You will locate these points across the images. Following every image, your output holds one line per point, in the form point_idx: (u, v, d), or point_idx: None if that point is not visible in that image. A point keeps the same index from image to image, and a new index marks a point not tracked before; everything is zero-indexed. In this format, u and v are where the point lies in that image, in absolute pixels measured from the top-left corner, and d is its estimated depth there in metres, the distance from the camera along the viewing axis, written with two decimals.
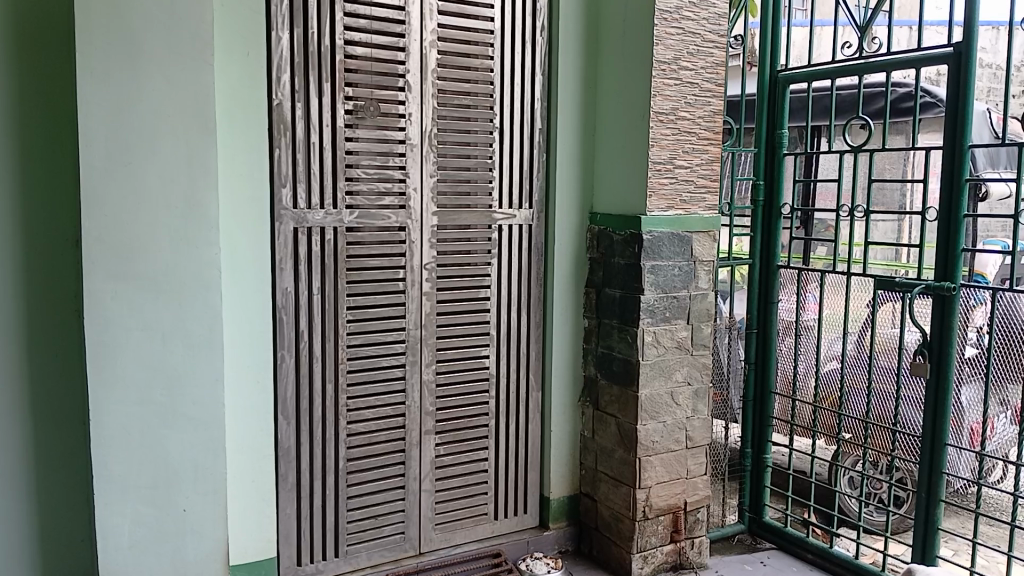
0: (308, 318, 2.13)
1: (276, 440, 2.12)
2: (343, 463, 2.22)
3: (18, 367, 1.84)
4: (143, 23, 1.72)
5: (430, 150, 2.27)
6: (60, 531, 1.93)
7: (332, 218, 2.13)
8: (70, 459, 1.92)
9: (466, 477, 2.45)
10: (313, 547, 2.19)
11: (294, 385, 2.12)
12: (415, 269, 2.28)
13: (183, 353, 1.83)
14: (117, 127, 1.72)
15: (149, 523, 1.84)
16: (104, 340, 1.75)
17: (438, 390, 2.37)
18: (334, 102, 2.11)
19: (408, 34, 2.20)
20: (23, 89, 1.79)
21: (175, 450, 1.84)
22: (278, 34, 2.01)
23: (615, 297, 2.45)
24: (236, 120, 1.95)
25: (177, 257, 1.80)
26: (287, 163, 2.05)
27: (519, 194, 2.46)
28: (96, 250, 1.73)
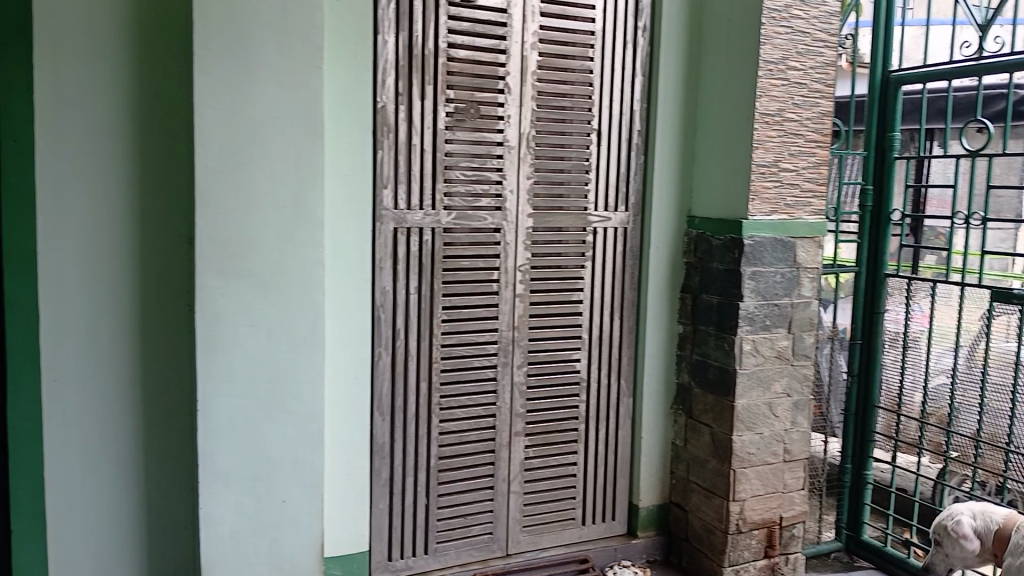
0: (404, 317, 2.17)
1: (371, 436, 2.15)
2: (433, 461, 2.24)
3: (131, 360, 1.92)
4: (257, 30, 1.78)
5: (527, 152, 2.28)
6: (168, 521, 1.99)
7: (430, 219, 2.16)
8: (176, 449, 1.98)
9: (555, 481, 2.44)
10: (404, 542, 2.23)
11: (389, 383, 2.16)
12: (509, 271, 2.29)
13: (288, 349, 1.89)
14: (231, 130, 1.79)
15: (251, 514, 1.90)
16: (214, 336, 1.82)
17: (529, 392, 2.37)
18: (435, 104, 2.13)
19: (510, 36, 2.21)
20: (141, 92, 1.86)
21: (277, 442, 1.91)
22: (384, 38, 2.05)
23: (713, 303, 2.39)
24: (342, 123, 2.00)
25: (285, 257, 1.86)
26: (388, 164, 2.09)
27: (616, 197, 2.43)
28: (210, 248, 1.80)
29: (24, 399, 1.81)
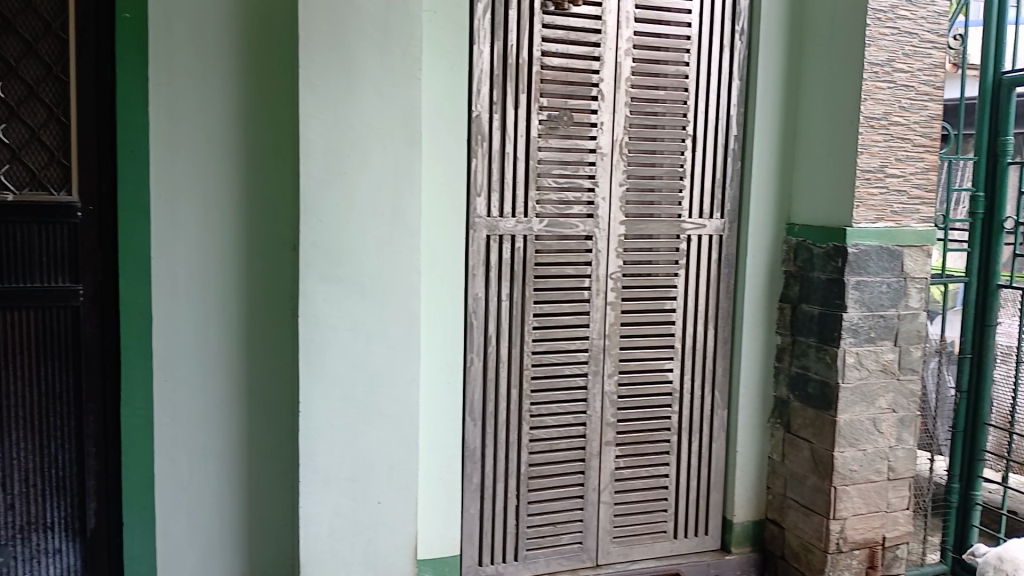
0: (496, 323, 2.17)
1: (463, 441, 2.17)
2: (524, 468, 2.24)
3: (237, 364, 1.98)
4: (360, 45, 1.83)
5: (620, 158, 2.25)
6: (268, 523, 2.03)
7: (522, 227, 2.17)
8: (279, 450, 2.02)
9: (646, 493, 2.40)
10: (494, 548, 2.23)
11: (481, 389, 2.17)
12: (601, 278, 2.27)
13: (384, 354, 1.92)
14: (334, 141, 1.84)
15: (348, 514, 1.94)
16: (316, 340, 1.87)
17: (621, 401, 2.34)
18: (529, 112, 2.14)
19: (603, 43, 2.19)
20: (250, 106, 1.92)
21: (374, 445, 1.94)
22: (480, 47, 2.07)
23: (814, 314, 2.31)
24: (438, 133, 2.04)
25: (382, 263, 1.90)
26: (482, 172, 2.11)
27: (711, 203, 2.38)
28: (313, 255, 1.85)
29: (137, 396, 1.91)
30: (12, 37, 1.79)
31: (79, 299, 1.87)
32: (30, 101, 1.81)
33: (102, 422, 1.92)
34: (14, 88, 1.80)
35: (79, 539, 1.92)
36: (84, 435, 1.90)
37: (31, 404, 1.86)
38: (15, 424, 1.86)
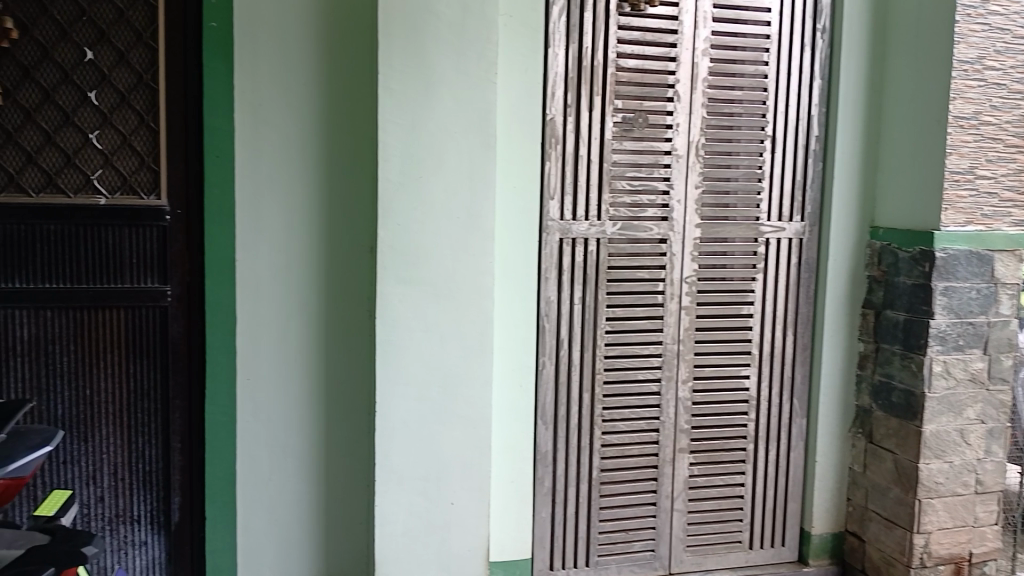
0: (568, 327, 2.16)
1: (535, 444, 2.16)
2: (595, 473, 2.22)
3: (316, 366, 2.02)
4: (437, 50, 1.85)
5: (696, 160, 2.22)
6: (343, 522, 2.06)
7: (595, 230, 2.15)
8: (354, 448, 2.05)
9: (721, 501, 2.35)
10: (565, 552, 2.22)
11: (552, 393, 2.16)
12: (675, 282, 2.24)
13: (459, 356, 1.94)
14: (411, 145, 1.86)
15: (423, 514, 1.96)
16: (392, 342, 1.90)
17: (695, 407, 2.30)
18: (603, 114, 2.12)
19: (680, 44, 2.16)
20: (330, 112, 1.96)
21: (447, 445, 1.95)
22: (554, 51, 2.06)
23: (899, 320, 2.23)
24: (513, 136, 2.05)
25: (457, 265, 1.91)
26: (556, 175, 2.10)
27: (791, 206, 2.32)
28: (390, 258, 1.87)
29: (220, 394, 1.96)
30: (106, 47, 1.85)
31: (167, 299, 1.93)
32: (122, 108, 1.87)
33: (187, 418, 1.98)
34: (107, 96, 1.86)
35: (164, 531, 1.98)
36: (170, 431, 1.96)
37: (121, 401, 1.93)
38: (106, 419, 1.93)
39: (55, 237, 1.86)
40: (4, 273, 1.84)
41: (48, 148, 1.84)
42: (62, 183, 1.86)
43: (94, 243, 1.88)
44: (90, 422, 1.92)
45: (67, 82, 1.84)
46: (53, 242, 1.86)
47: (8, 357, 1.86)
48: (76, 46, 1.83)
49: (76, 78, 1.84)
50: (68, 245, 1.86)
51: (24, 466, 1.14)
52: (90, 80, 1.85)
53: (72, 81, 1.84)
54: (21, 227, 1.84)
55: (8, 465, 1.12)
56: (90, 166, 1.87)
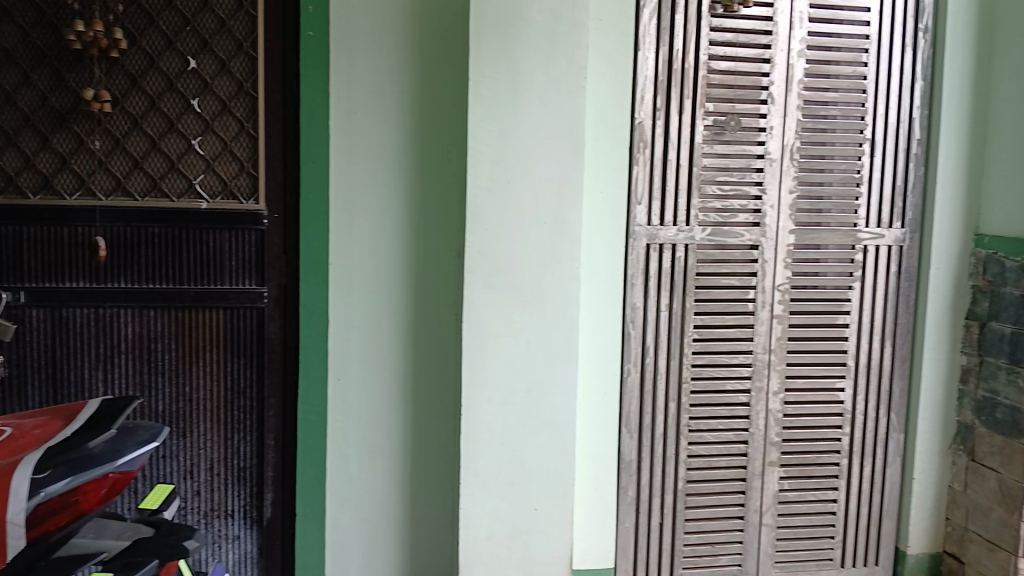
0: (655, 334, 2.12)
1: (619, 452, 2.14)
2: (681, 484, 2.18)
3: (404, 368, 2.04)
4: (527, 54, 1.85)
5: (790, 164, 2.15)
6: (429, 523, 2.08)
7: (684, 235, 2.11)
8: (441, 449, 2.07)
9: (811, 518, 2.27)
10: (649, 563, 2.18)
11: (637, 402, 2.13)
12: (767, 290, 2.17)
13: (544, 361, 1.93)
14: (500, 150, 1.86)
15: (507, 519, 1.95)
16: (478, 346, 1.90)
17: (786, 420, 2.23)
18: (694, 118, 2.08)
19: (774, 45, 2.11)
20: (421, 118, 1.98)
21: (532, 450, 1.94)
22: (644, 54, 2.03)
23: (1005, 333, 2.12)
24: (601, 141, 2.03)
25: (544, 270, 1.90)
26: (644, 179, 2.07)
27: (890, 212, 2.23)
28: (478, 263, 1.88)
29: (313, 394, 2.01)
30: (208, 56, 1.91)
31: (263, 301, 1.98)
32: (223, 115, 1.93)
33: (282, 416, 2.03)
34: (209, 103, 1.92)
35: (257, 526, 2.04)
36: (264, 429, 2.01)
37: (218, 398, 1.99)
38: (204, 416, 1.99)
39: (159, 239, 1.93)
40: (111, 273, 1.92)
41: (153, 154, 1.91)
42: (167, 188, 1.93)
43: (195, 245, 1.94)
44: (188, 418, 1.98)
45: (172, 90, 1.91)
46: (157, 244, 1.93)
47: (114, 354, 1.94)
48: (180, 54, 1.90)
49: (180, 87, 1.91)
50: (171, 247, 1.93)
51: (133, 460, 1.18)
52: (193, 88, 1.91)
53: (176, 89, 1.91)
54: (127, 230, 1.91)
55: (118, 459, 1.15)
56: (192, 171, 1.93)
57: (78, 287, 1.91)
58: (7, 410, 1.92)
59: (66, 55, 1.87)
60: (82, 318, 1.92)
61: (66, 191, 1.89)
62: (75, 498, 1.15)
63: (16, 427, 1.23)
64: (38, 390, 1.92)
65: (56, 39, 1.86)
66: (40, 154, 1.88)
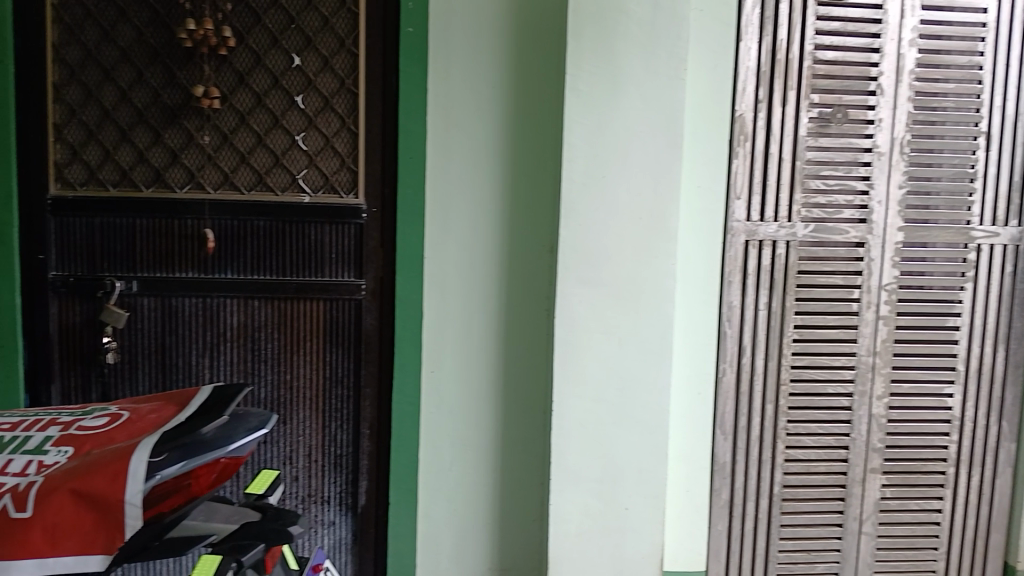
0: (752, 334, 2.06)
1: (713, 453, 2.09)
2: (777, 489, 2.11)
3: (496, 362, 2.04)
4: (626, 46, 1.82)
5: (900, 158, 2.06)
6: (518, 517, 2.08)
7: (785, 231, 2.04)
8: (531, 444, 2.07)
9: (913, 527, 2.18)
10: (741, 567, 2.13)
11: (733, 403, 2.08)
12: (873, 290, 2.08)
13: (638, 359, 1.90)
14: (597, 144, 1.84)
15: (597, 517, 1.93)
16: (571, 342, 1.89)
17: (890, 425, 2.14)
18: (798, 110, 2.01)
19: (884, 34, 2.02)
20: (517, 112, 1.98)
21: (624, 449, 1.92)
22: (747, 44, 1.98)
23: None
24: (699, 136, 2.00)
25: (640, 266, 1.88)
26: (743, 174, 2.01)
27: (1007, 209, 2.12)
28: (572, 258, 1.87)
29: (407, 385, 2.02)
30: (312, 54, 1.95)
31: (361, 293, 2.02)
32: (325, 112, 1.97)
33: (377, 407, 2.06)
34: (312, 100, 1.97)
35: (352, 513, 2.08)
36: (360, 418, 2.05)
37: (317, 387, 2.04)
38: (302, 404, 2.04)
39: (263, 232, 1.98)
40: (218, 265, 1.98)
41: (259, 149, 1.97)
42: (271, 182, 1.98)
43: (297, 238, 1.99)
44: (288, 406, 2.03)
45: (276, 87, 1.96)
46: (261, 237, 1.98)
47: (220, 342, 2.01)
48: (285, 52, 1.95)
49: (285, 84, 1.95)
50: (274, 240, 1.99)
51: (242, 448, 1.21)
52: (296, 85, 1.96)
53: (280, 85, 1.96)
54: (234, 222, 1.97)
55: (228, 445, 1.19)
56: (295, 166, 1.98)
57: (186, 276, 1.98)
58: (119, 394, 2.01)
59: (178, 53, 1.94)
60: (190, 306, 1.99)
61: (176, 184, 1.96)
62: (188, 481, 1.21)
63: (133, 411, 1.27)
64: (149, 375, 2.01)
65: (168, 37, 1.93)
66: (152, 149, 1.95)
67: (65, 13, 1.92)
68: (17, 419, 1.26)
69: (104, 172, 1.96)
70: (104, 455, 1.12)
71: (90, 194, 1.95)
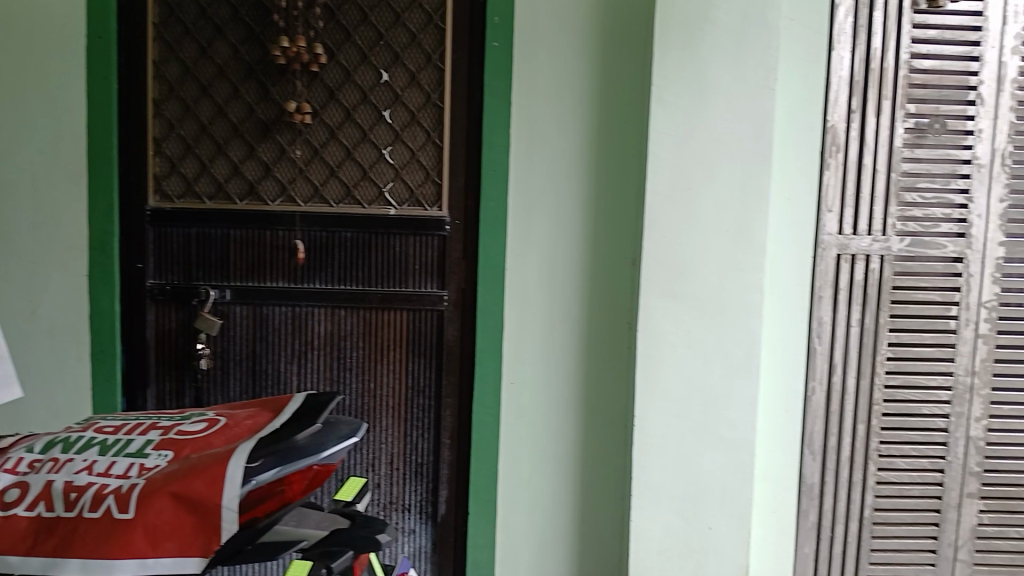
0: (843, 351, 2.00)
1: (800, 474, 2.04)
2: (867, 512, 2.04)
3: (578, 375, 2.03)
4: (714, 57, 1.80)
5: (1001, 170, 1.97)
6: (598, 532, 2.06)
7: (878, 245, 1.98)
8: (611, 459, 2.05)
9: (1014, 557, 2.07)
10: None
11: (822, 422, 2.02)
12: (971, 307, 2.00)
13: (723, 375, 1.86)
14: (683, 156, 1.82)
15: (680, 536, 1.90)
16: (655, 356, 1.86)
17: (989, 449, 2.04)
18: (893, 120, 1.95)
19: (985, 41, 1.94)
20: (601, 124, 1.97)
21: (708, 467, 1.88)
22: (839, 53, 1.93)
23: None
24: (788, 148, 1.96)
25: (726, 280, 1.84)
26: (835, 186, 1.96)
27: None
28: (656, 270, 1.85)
29: (488, 396, 2.03)
30: (400, 69, 1.99)
31: (443, 303, 2.04)
32: (412, 126, 2.00)
33: (458, 417, 2.07)
34: (399, 114, 2.00)
35: (432, 522, 2.09)
36: (441, 428, 2.06)
37: (399, 396, 2.06)
38: (386, 413, 2.06)
39: (351, 243, 2.02)
40: (307, 275, 2.03)
41: (347, 163, 2.01)
42: (358, 195, 2.02)
43: (383, 249, 2.03)
44: (372, 414, 2.06)
45: (365, 102, 2.00)
46: (348, 247, 2.02)
47: (307, 350, 2.05)
48: (374, 68, 1.99)
49: (373, 98, 1.99)
50: (361, 250, 2.03)
51: (334, 455, 1.22)
52: (384, 100, 2.00)
53: (369, 100, 1.99)
54: (323, 233, 2.02)
55: (321, 452, 1.20)
56: (382, 179, 2.02)
57: (277, 286, 2.03)
58: (212, 400, 2.07)
59: (272, 70, 1.99)
60: (279, 315, 2.04)
61: (269, 197, 2.02)
62: (281, 487, 1.24)
63: (230, 416, 1.31)
64: (240, 382, 2.06)
65: (262, 55, 1.99)
66: (246, 162, 2.02)
67: (166, 32, 2.00)
68: (120, 422, 1.31)
69: (200, 185, 2.03)
70: (203, 459, 1.15)
71: (187, 207, 2.02)
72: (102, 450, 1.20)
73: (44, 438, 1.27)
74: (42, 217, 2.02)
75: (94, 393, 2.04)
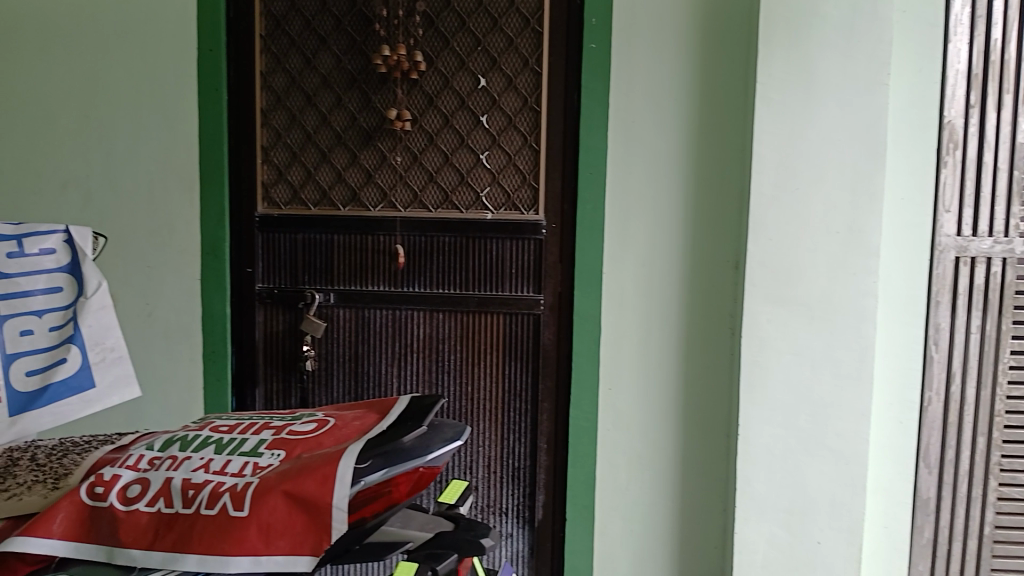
0: (962, 359, 1.90)
1: (914, 487, 1.95)
2: (989, 530, 1.93)
3: (677, 381, 1.99)
4: (821, 53, 1.74)
5: None
6: (698, 543, 2.01)
7: (1001, 247, 1.87)
8: (712, 468, 2.00)
9: None
10: None
11: (938, 434, 1.92)
12: None
13: (832, 383, 1.79)
14: (789, 156, 1.77)
15: (785, 549, 1.84)
16: (760, 362, 1.82)
17: None
18: (1016, 114, 1.84)
19: None
20: (701, 125, 1.93)
21: (814, 479, 1.81)
22: (956, 45, 1.84)
23: None
24: (901, 146, 1.88)
25: (834, 284, 1.77)
26: (952, 185, 1.87)
27: None
28: (760, 273, 1.80)
29: (585, 401, 2.01)
30: (497, 74, 2.00)
31: (540, 308, 2.03)
32: (509, 130, 2.01)
33: (554, 422, 2.06)
34: (496, 119, 2.01)
35: (529, 526, 2.09)
36: (538, 432, 2.06)
37: (497, 400, 2.07)
38: (483, 416, 2.08)
39: (449, 248, 2.05)
40: (406, 279, 2.07)
41: (446, 168, 2.04)
42: (456, 200, 2.04)
43: (481, 253, 2.04)
44: (470, 417, 2.08)
45: (463, 108, 2.01)
46: (447, 252, 2.05)
47: (407, 353, 2.08)
48: (472, 73, 2.00)
49: (471, 104, 2.01)
50: (459, 255, 2.05)
51: (438, 458, 1.22)
52: (482, 105, 2.01)
53: (467, 106, 2.01)
54: (422, 238, 2.05)
55: (426, 454, 1.21)
56: (480, 184, 2.03)
57: (378, 290, 2.07)
58: (317, 400, 2.12)
59: (373, 78, 2.03)
60: (380, 318, 2.08)
61: (370, 203, 2.06)
62: (388, 488, 1.21)
63: (338, 417, 1.34)
64: (343, 383, 2.11)
65: (363, 63, 2.03)
66: (349, 169, 2.06)
67: (272, 43, 2.07)
68: (234, 422, 1.35)
69: (306, 192, 2.09)
70: (314, 458, 1.17)
71: (294, 213, 2.08)
72: (218, 449, 1.24)
73: (162, 436, 1.31)
74: (159, 224, 2.12)
75: (205, 393, 2.12)
